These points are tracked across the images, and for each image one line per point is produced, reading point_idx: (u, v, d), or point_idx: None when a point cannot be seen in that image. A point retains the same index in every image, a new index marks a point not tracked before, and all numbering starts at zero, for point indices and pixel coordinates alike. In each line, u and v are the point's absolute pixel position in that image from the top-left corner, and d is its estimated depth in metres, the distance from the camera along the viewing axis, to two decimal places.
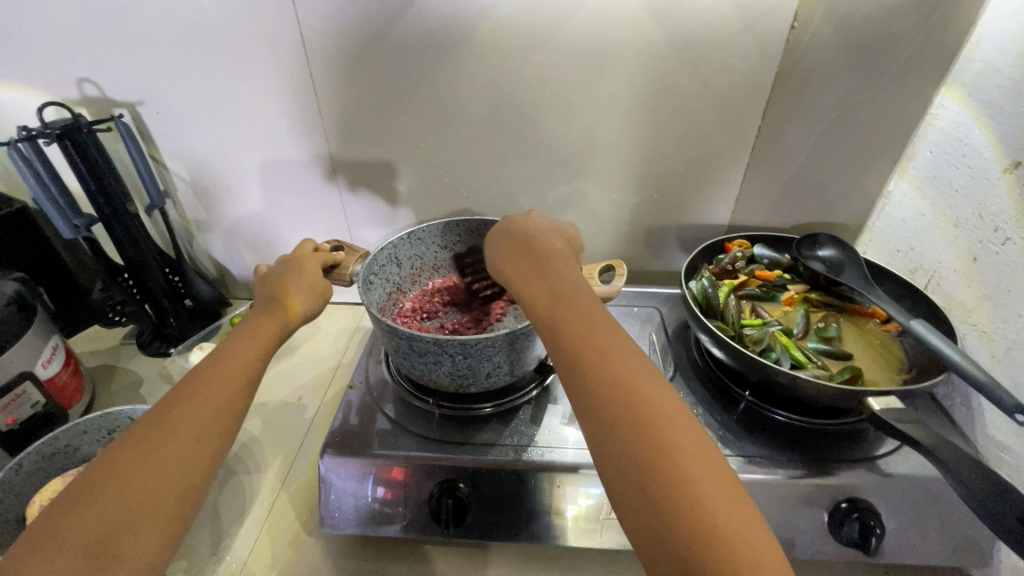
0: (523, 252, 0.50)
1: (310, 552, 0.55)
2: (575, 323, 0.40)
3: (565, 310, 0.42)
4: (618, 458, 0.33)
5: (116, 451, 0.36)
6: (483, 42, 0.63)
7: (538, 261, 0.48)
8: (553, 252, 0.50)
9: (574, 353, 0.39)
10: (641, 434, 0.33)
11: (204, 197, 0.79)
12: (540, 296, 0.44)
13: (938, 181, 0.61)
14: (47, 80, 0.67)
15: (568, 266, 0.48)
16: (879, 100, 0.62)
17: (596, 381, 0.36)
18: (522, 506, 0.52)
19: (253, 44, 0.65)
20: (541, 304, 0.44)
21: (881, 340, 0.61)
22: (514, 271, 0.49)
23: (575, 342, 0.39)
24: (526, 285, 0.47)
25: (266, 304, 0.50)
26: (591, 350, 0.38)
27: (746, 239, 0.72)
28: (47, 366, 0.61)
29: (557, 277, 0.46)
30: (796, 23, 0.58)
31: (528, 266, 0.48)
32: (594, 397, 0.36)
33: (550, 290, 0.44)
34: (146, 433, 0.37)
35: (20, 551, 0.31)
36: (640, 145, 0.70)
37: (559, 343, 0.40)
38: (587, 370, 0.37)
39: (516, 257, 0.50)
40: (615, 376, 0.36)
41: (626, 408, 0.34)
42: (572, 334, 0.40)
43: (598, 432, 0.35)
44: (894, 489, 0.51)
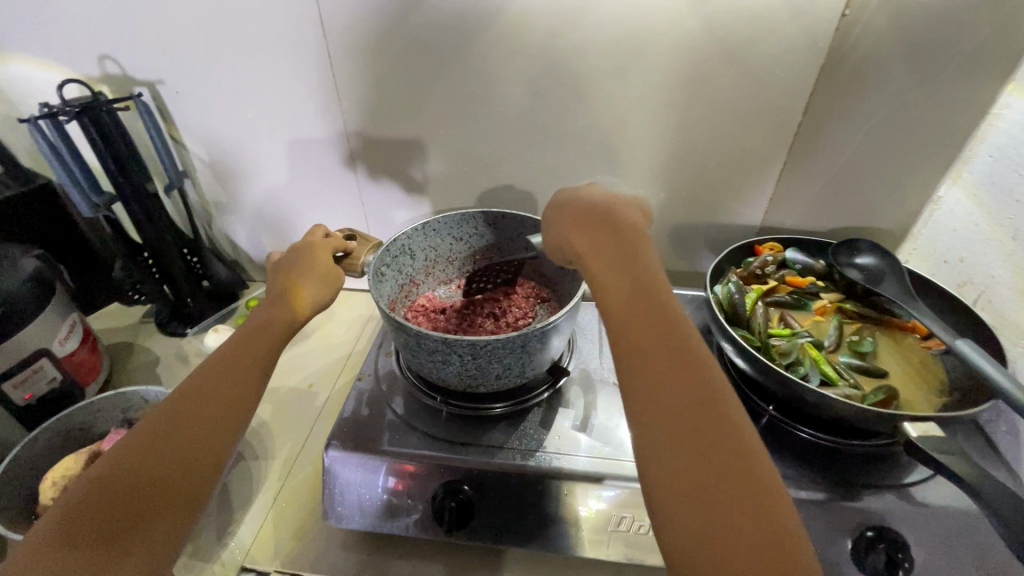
0: (592, 220, 0.44)
1: (314, 542, 0.55)
2: (651, 324, 0.36)
3: (640, 308, 0.37)
4: (682, 481, 0.31)
5: (128, 449, 0.36)
6: (507, 26, 0.60)
7: (609, 240, 0.42)
8: (631, 230, 0.42)
9: (648, 359, 0.35)
10: (716, 459, 0.31)
11: (223, 178, 0.78)
12: (616, 284, 0.38)
13: (996, 189, 0.56)
14: (69, 57, 0.67)
15: (645, 250, 0.41)
16: (936, 97, 0.57)
17: (669, 396, 0.33)
18: (529, 513, 0.51)
19: (272, 23, 0.63)
20: (614, 294, 0.38)
21: (920, 357, 0.57)
22: (582, 242, 0.42)
23: (649, 347, 0.35)
24: (598, 267, 0.40)
25: (275, 298, 0.49)
26: (669, 359, 0.34)
27: (778, 242, 0.68)
28: (65, 342, 0.62)
29: (638, 265, 0.40)
30: (848, 11, 0.54)
31: (598, 246, 0.42)
32: (665, 410, 0.33)
33: (628, 280, 0.39)
34: (158, 432, 0.37)
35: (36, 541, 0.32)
36: (670, 139, 0.66)
37: (628, 346, 0.36)
38: (660, 381, 0.34)
39: (586, 229, 0.43)
40: (697, 395, 0.33)
41: (702, 431, 0.32)
42: (646, 337, 0.35)
43: (658, 449, 0.32)
44: (925, 519, 0.48)
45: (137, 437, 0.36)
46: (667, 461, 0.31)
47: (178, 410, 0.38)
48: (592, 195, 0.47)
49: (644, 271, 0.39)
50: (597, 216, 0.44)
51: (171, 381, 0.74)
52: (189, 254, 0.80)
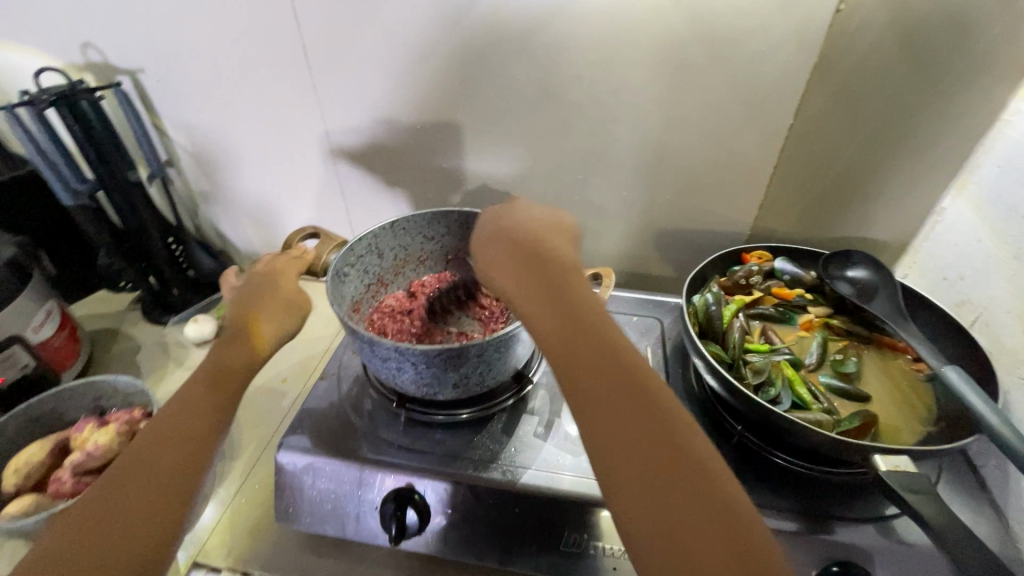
0: (523, 252, 0.42)
1: (267, 541, 0.55)
2: (593, 347, 0.35)
3: (580, 331, 0.36)
4: (649, 505, 0.29)
5: (89, 507, 0.36)
6: (482, 18, 0.58)
7: (539, 265, 0.41)
8: (556, 255, 0.42)
9: (596, 384, 0.33)
10: (680, 478, 0.30)
11: (207, 169, 0.78)
12: (548, 308, 0.37)
13: (1001, 204, 0.51)
14: (53, 45, 0.67)
15: (572, 272, 0.41)
16: (937, 104, 0.53)
17: (624, 418, 0.32)
18: (481, 525, 0.49)
19: (247, 13, 0.62)
20: (552, 318, 0.37)
21: (909, 381, 0.53)
22: (514, 277, 0.41)
23: (594, 371, 0.34)
24: (526, 290, 0.39)
25: (236, 335, 0.49)
26: (620, 380, 0.33)
27: (767, 251, 0.64)
28: (40, 330, 0.63)
29: (571, 286, 0.39)
30: (843, 6, 0.50)
31: (528, 270, 0.41)
32: (618, 434, 0.31)
33: (563, 303, 0.37)
34: (118, 487, 0.38)
35: None
36: (654, 140, 0.63)
37: (571, 370, 0.34)
38: (612, 404, 0.32)
39: (515, 254, 0.42)
40: (644, 417, 0.32)
41: (665, 450, 0.31)
42: (592, 361, 0.34)
43: (619, 477, 0.30)
44: (893, 557, 0.45)
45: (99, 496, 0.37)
46: (625, 485, 0.30)
47: (140, 463, 0.39)
48: (516, 220, 0.46)
49: (578, 291, 0.39)
50: (524, 242, 0.43)
51: (150, 369, 0.75)
52: (174, 243, 0.81)
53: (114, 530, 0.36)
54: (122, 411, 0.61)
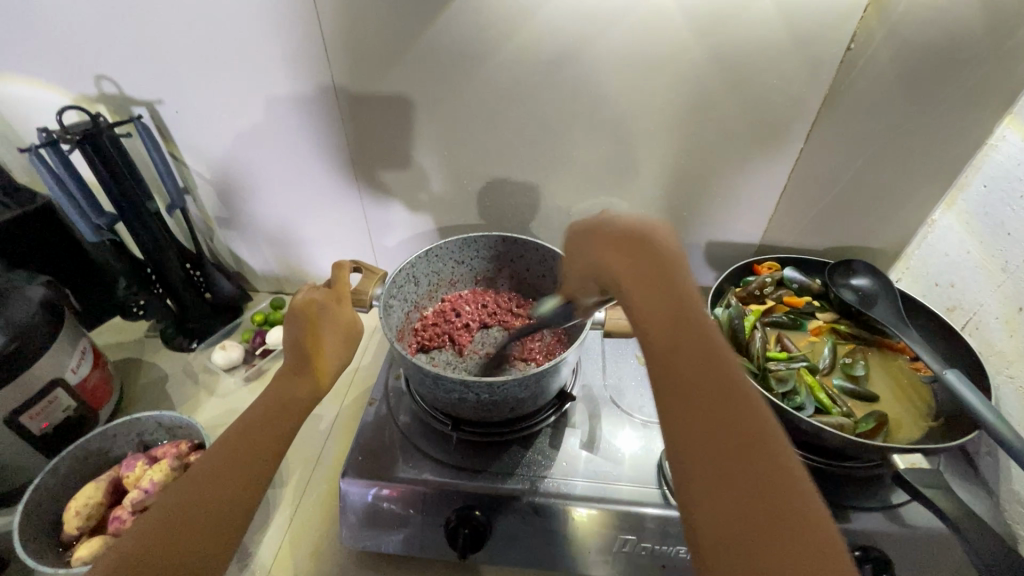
0: (624, 237, 0.40)
1: (330, 563, 0.57)
2: (695, 355, 0.33)
3: (684, 335, 0.34)
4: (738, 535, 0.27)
5: (171, 502, 0.38)
6: (512, 53, 0.60)
7: (645, 262, 0.37)
8: (666, 250, 0.38)
9: (693, 394, 0.31)
10: (759, 489, 0.28)
11: (225, 195, 0.78)
12: (652, 303, 0.35)
13: (988, 219, 0.58)
14: (67, 77, 0.66)
15: (682, 273, 0.37)
16: (931, 130, 0.59)
17: (716, 435, 0.30)
18: (537, 535, 0.54)
19: (272, 46, 0.62)
20: (654, 318, 0.35)
21: (910, 380, 0.60)
22: (613, 257, 0.39)
23: (696, 382, 0.32)
24: (631, 274, 0.37)
25: (298, 368, 0.50)
26: (720, 396, 0.31)
27: (776, 261, 0.70)
28: (78, 370, 0.63)
29: (676, 289, 0.36)
30: (852, 45, 0.54)
31: (631, 265, 0.38)
32: (709, 450, 0.29)
33: (667, 302, 0.35)
34: (197, 487, 0.39)
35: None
36: (673, 162, 0.67)
37: (669, 373, 0.32)
38: (702, 417, 0.31)
39: (618, 248, 0.39)
40: (738, 434, 0.30)
41: (759, 477, 0.28)
42: (683, 356, 0.33)
43: (708, 497, 0.28)
44: (908, 538, 0.51)
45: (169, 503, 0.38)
46: (704, 502, 0.28)
47: (189, 490, 0.39)
48: (615, 218, 0.42)
49: (685, 293, 0.36)
50: (627, 237, 0.39)
51: (181, 398, 0.76)
52: (192, 269, 0.80)
53: (187, 531, 0.36)
54: (169, 444, 0.62)
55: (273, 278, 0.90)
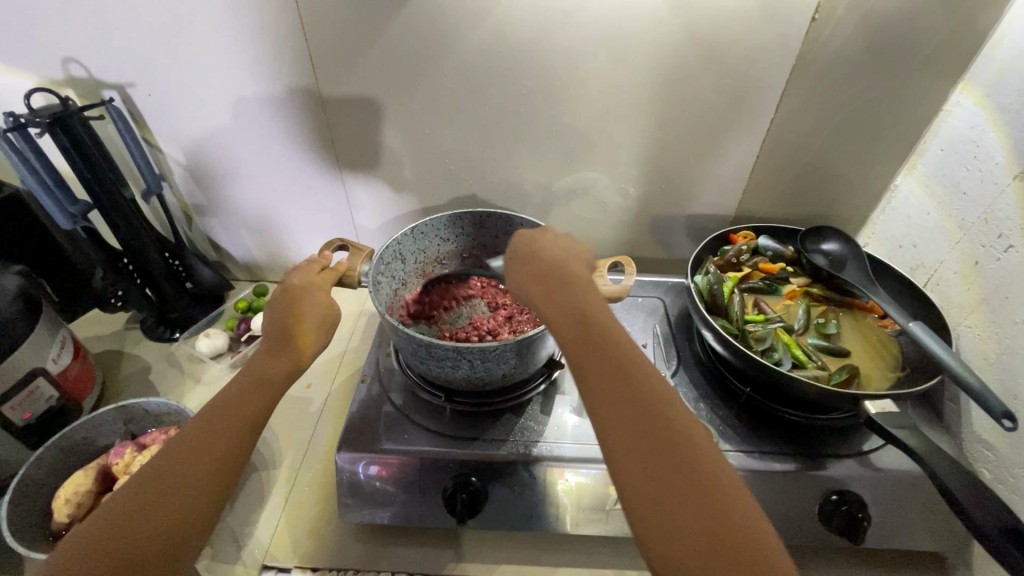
0: (521, 244, 0.49)
1: (329, 537, 0.58)
2: (609, 367, 0.38)
3: (596, 349, 0.39)
4: (670, 518, 0.32)
5: (164, 461, 0.39)
6: (491, 30, 0.60)
7: (543, 260, 0.46)
8: (570, 267, 0.46)
9: (609, 398, 0.36)
10: (668, 457, 0.34)
11: (202, 181, 0.77)
12: (559, 312, 0.42)
13: (947, 181, 0.61)
14: (32, 60, 0.64)
15: (587, 285, 0.44)
16: (893, 97, 0.62)
17: (628, 406, 0.36)
18: (533, 497, 0.55)
19: (248, 27, 0.61)
20: (570, 335, 0.40)
21: (877, 336, 0.63)
22: (531, 291, 0.44)
23: (609, 393, 0.37)
24: (540, 290, 0.44)
25: (279, 342, 0.49)
26: (619, 377, 0.37)
27: (751, 230, 0.72)
28: (58, 359, 0.62)
29: (583, 300, 0.43)
30: (817, 16, 0.57)
31: (532, 264, 0.46)
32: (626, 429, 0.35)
33: (576, 319, 0.41)
34: (188, 446, 0.40)
35: (79, 539, 0.35)
36: (651, 136, 0.68)
37: (588, 393, 0.37)
38: (616, 394, 0.36)
39: (531, 267, 0.46)
40: (649, 412, 0.36)
41: (678, 465, 0.33)
42: (593, 356, 0.38)
43: (640, 491, 0.33)
44: (881, 481, 0.54)
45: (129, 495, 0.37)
46: (631, 478, 0.33)
47: (182, 448, 0.40)
48: (531, 236, 0.49)
49: (591, 301, 0.42)
50: (542, 256, 0.47)
51: (166, 387, 0.75)
52: (171, 257, 0.79)
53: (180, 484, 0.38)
54: (157, 431, 0.61)
55: (255, 265, 0.89)
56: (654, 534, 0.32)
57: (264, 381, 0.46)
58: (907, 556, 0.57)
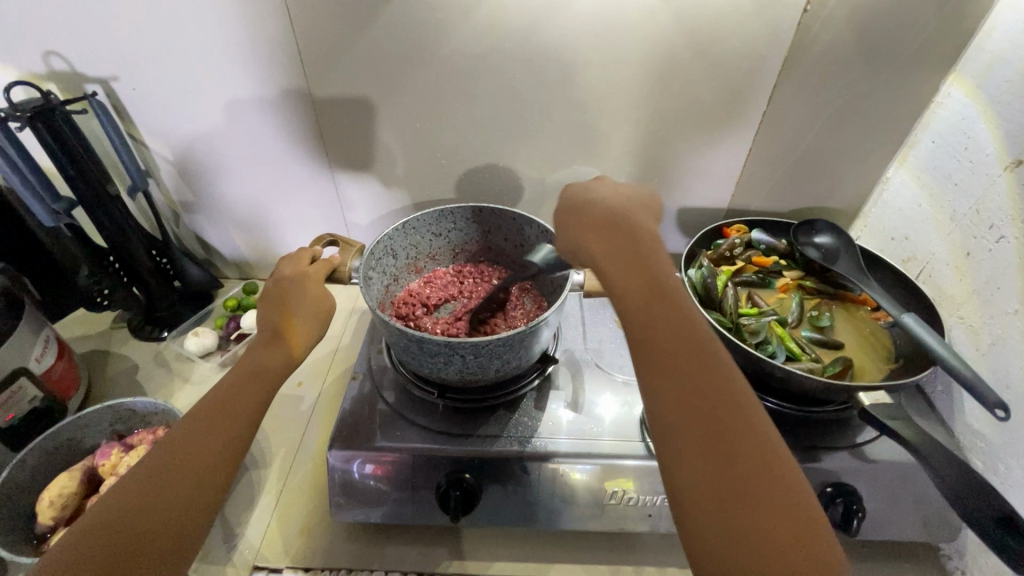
0: (590, 206, 0.47)
1: (321, 537, 0.57)
2: (667, 324, 0.38)
3: (655, 307, 0.39)
4: (709, 468, 0.33)
5: (161, 452, 0.39)
6: (481, 21, 0.60)
7: (616, 225, 0.45)
8: (635, 223, 0.45)
9: (660, 351, 0.37)
10: (728, 439, 0.34)
11: (189, 177, 0.76)
12: (628, 278, 0.41)
13: (938, 173, 0.62)
14: (12, 53, 0.63)
15: (652, 243, 0.44)
16: (885, 89, 0.62)
17: (690, 383, 0.36)
18: (526, 494, 0.55)
19: (234, 19, 0.60)
20: (630, 286, 0.40)
21: (870, 328, 0.63)
22: (600, 254, 0.43)
23: (666, 346, 0.37)
24: (609, 255, 0.43)
25: (272, 335, 0.49)
26: (686, 353, 0.37)
27: (744, 223, 0.72)
28: (41, 359, 0.60)
29: (646, 257, 0.42)
30: (809, 7, 0.56)
31: (603, 228, 0.45)
32: (686, 406, 0.35)
33: (638, 271, 0.41)
34: (185, 436, 0.40)
35: (82, 528, 0.34)
36: (644, 129, 0.68)
37: (647, 347, 0.38)
38: (679, 371, 0.36)
39: (597, 219, 0.46)
40: (712, 393, 0.35)
41: (722, 422, 0.34)
42: (662, 329, 0.38)
43: (681, 441, 0.34)
44: (875, 473, 0.54)
45: (137, 478, 0.37)
46: (688, 454, 0.34)
47: (179, 439, 0.40)
48: (602, 193, 0.49)
49: (654, 260, 0.42)
50: (605, 209, 0.47)
51: (154, 387, 0.74)
52: (159, 255, 0.77)
53: (180, 473, 0.38)
54: (145, 431, 0.60)
55: (245, 263, 0.88)
56: (687, 478, 0.33)
57: (261, 372, 0.46)
58: (901, 547, 0.57)
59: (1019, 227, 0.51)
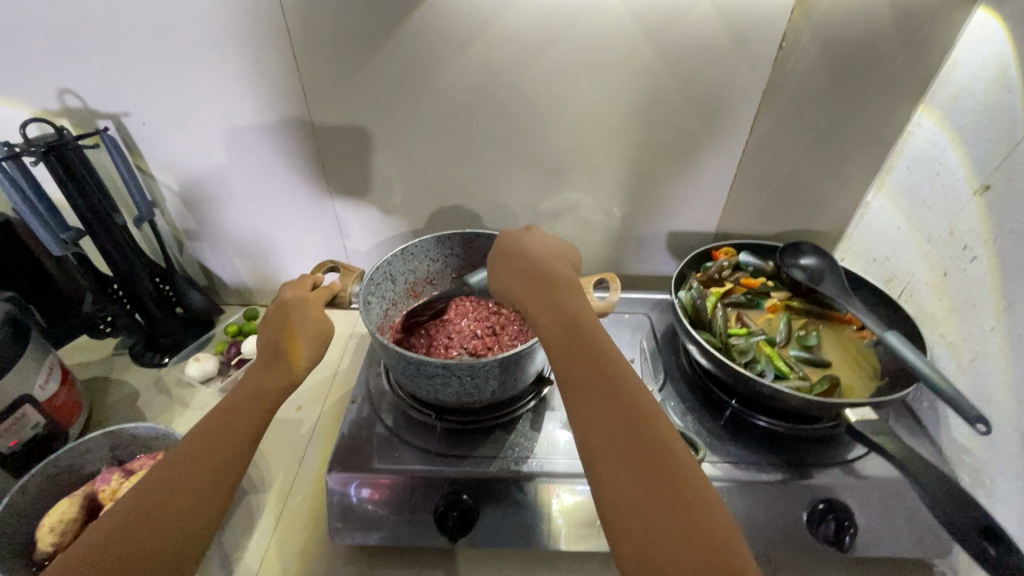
0: (517, 254, 0.52)
1: (318, 562, 0.57)
2: (585, 359, 0.40)
3: (579, 347, 0.41)
4: (623, 484, 0.34)
5: (165, 469, 0.40)
6: (476, 59, 0.63)
7: (537, 268, 0.49)
8: (560, 271, 0.49)
9: (579, 380, 0.39)
10: (639, 449, 0.35)
11: (193, 206, 0.78)
12: (548, 316, 0.45)
13: (913, 197, 0.64)
14: (30, 92, 0.66)
15: (574, 287, 0.48)
16: (859, 118, 0.65)
17: (602, 400, 0.38)
18: (520, 514, 0.55)
19: (242, 58, 0.63)
20: (549, 323, 0.44)
21: (857, 347, 0.65)
22: (522, 292, 0.48)
23: (581, 370, 0.40)
24: (531, 296, 0.47)
25: (273, 358, 0.51)
26: (599, 374, 0.39)
27: (731, 246, 0.74)
28: (46, 385, 0.62)
29: (567, 297, 0.46)
30: (784, 43, 0.60)
31: (526, 271, 0.50)
32: (598, 423, 0.37)
33: (564, 315, 0.44)
34: (188, 456, 0.41)
35: (91, 540, 0.35)
36: (632, 156, 0.71)
37: (563, 374, 0.41)
38: (593, 390, 0.39)
39: (519, 264, 0.51)
40: (623, 408, 0.37)
41: (640, 450, 0.35)
42: (574, 355, 0.41)
43: (603, 472, 0.35)
44: (866, 489, 0.55)
45: (143, 494, 0.38)
46: (602, 467, 0.35)
47: (182, 458, 0.41)
48: (529, 245, 0.53)
49: (573, 300, 0.46)
50: (528, 258, 0.51)
51: (155, 412, 0.74)
52: (161, 283, 0.79)
53: (184, 492, 0.39)
54: (145, 456, 0.61)
55: (245, 289, 0.90)
56: (610, 503, 0.34)
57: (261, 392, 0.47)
58: (896, 565, 0.57)
59: (991, 247, 0.53)
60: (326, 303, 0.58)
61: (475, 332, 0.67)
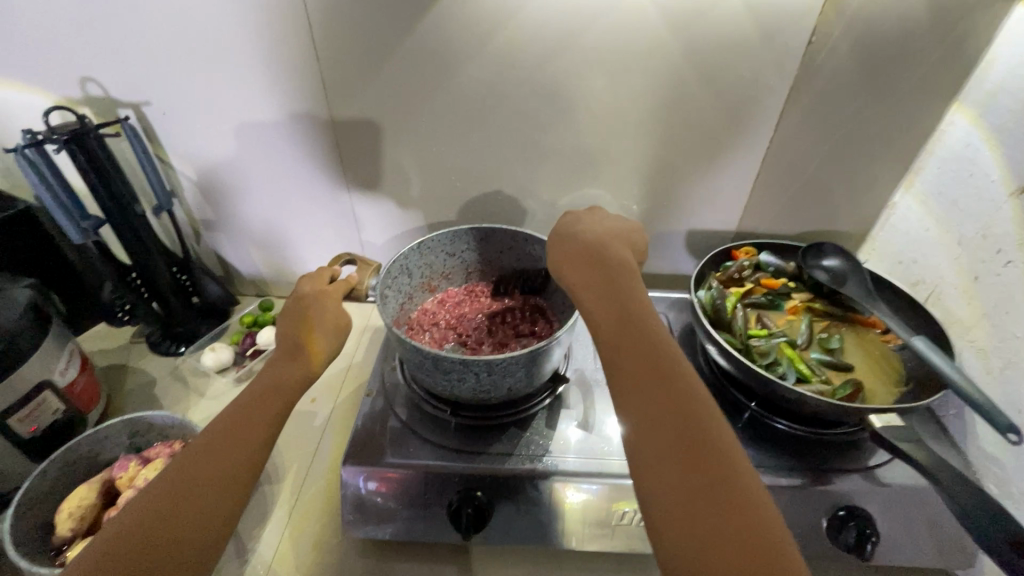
0: (575, 238, 0.51)
1: (331, 554, 0.57)
2: (635, 346, 0.39)
3: (630, 334, 0.40)
4: (667, 475, 0.33)
5: (190, 457, 0.40)
6: (497, 51, 0.62)
7: (596, 253, 0.48)
8: (616, 253, 0.48)
9: (627, 368, 0.38)
10: (685, 442, 0.34)
11: (212, 197, 0.78)
12: (600, 300, 0.43)
13: (944, 198, 0.63)
14: (53, 80, 0.66)
15: (629, 272, 0.46)
16: (889, 116, 0.63)
17: (651, 389, 0.36)
18: (533, 512, 0.55)
19: (262, 48, 0.63)
20: (601, 309, 0.42)
21: (880, 351, 0.64)
22: (574, 275, 0.47)
23: (631, 356, 0.38)
24: (585, 282, 0.46)
25: (292, 350, 0.51)
26: (650, 364, 0.38)
27: (752, 246, 0.73)
28: (65, 372, 0.62)
29: (624, 285, 0.44)
30: (814, 38, 0.59)
31: (583, 255, 0.48)
32: (645, 411, 0.36)
33: (613, 296, 0.43)
34: (212, 445, 0.41)
35: (121, 523, 0.36)
36: (654, 153, 0.70)
37: (612, 362, 0.39)
38: (641, 378, 0.37)
39: (575, 248, 0.49)
40: (672, 399, 0.36)
41: (691, 442, 0.34)
42: (625, 342, 0.40)
43: (645, 458, 0.34)
44: (889, 496, 0.54)
45: (170, 481, 0.38)
46: (647, 456, 0.34)
47: (208, 445, 0.41)
48: (584, 229, 0.52)
49: (630, 287, 0.44)
50: (585, 241, 0.50)
51: (171, 401, 0.75)
52: (179, 272, 0.80)
53: (209, 478, 0.39)
54: (162, 445, 0.61)
55: (261, 281, 0.90)
56: (651, 494, 0.33)
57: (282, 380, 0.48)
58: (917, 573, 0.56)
59: None
60: (343, 297, 0.58)
61: (494, 329, 0.67)
